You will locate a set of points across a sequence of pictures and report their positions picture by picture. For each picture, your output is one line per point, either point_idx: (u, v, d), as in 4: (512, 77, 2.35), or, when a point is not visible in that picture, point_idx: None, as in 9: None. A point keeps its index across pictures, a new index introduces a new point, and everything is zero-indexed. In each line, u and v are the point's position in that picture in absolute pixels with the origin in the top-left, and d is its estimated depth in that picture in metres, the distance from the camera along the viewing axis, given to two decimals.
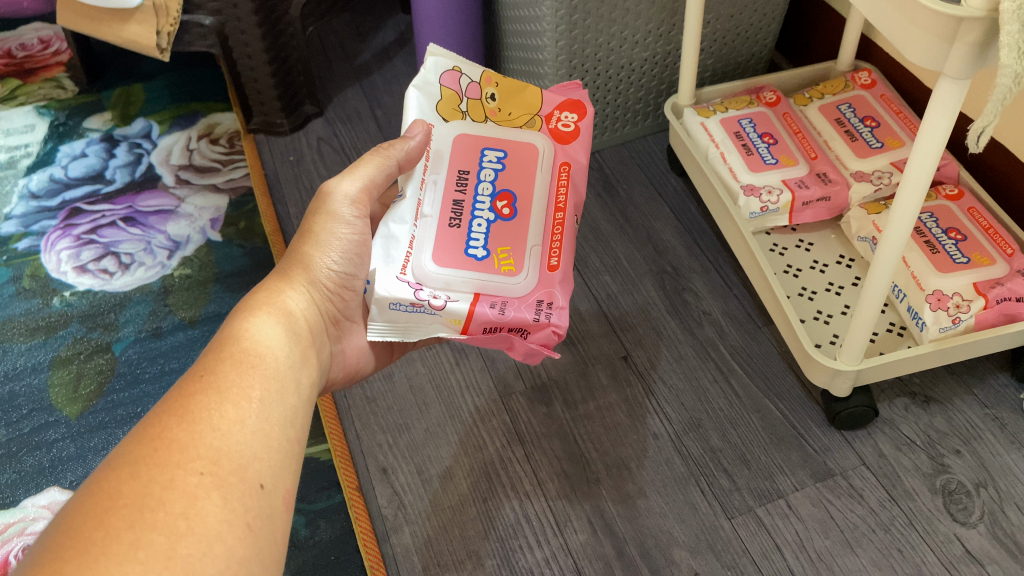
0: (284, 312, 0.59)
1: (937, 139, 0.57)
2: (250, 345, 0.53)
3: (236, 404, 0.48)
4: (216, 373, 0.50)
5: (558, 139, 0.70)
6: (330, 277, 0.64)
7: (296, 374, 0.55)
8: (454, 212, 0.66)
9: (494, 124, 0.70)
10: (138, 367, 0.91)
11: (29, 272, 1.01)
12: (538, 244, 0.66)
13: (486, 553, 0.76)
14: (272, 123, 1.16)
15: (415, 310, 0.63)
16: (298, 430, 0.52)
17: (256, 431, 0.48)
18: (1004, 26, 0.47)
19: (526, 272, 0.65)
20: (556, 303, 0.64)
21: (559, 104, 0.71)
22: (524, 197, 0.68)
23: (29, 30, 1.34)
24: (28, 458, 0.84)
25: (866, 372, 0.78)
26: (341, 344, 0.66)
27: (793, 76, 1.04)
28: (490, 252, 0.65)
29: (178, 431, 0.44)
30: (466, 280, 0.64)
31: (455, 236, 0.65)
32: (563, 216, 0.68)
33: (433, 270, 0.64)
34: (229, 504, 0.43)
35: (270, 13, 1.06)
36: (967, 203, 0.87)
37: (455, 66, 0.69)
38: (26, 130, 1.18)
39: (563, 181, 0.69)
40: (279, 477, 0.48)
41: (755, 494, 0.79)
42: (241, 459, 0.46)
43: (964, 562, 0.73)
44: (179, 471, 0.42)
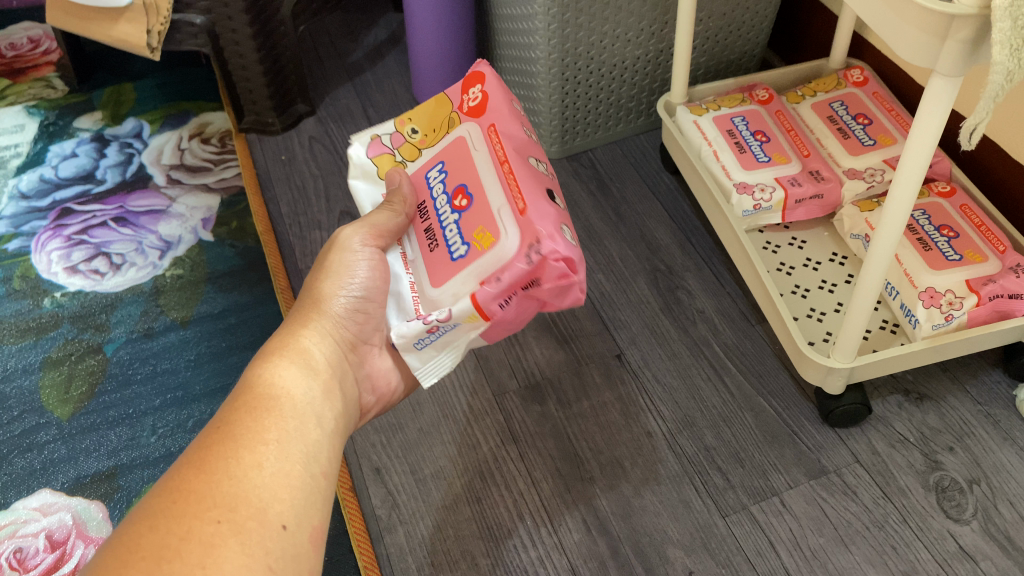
0: (301, 354, 0.59)
1: (928, 138, 0.57)
2: (266, 390, 0.54)
3: (253, 448, 0.49)
4: (232, 423, 0.50)
5: (475, 114, 0.65)
6: (344, 306, 0.63)
7: (317, 411, 0.55)
8: (428, 238, 0.64)
9: (428, 149, 0.67)
10: (130, 368, 0.90)
11: (20, 272, 1.00)
12: (501, 201, 0.59)
13: (480, 552, 0.76)
14: (264, 122, 1.16)
15: (433, 333, 0.60)
16: (322, 466, 0.52)
17: (275, 472, 0.49)
18: (996, 23, 0.46)
19: (503, 232, 0.58)
20: (543, 235, 0.55)
21: (461, 88, 0.67)
22: (473, 180, 0.62)
23: (18, 29, 1.33)
24: (19, 459, 0.84)
25: (860, 370, 0.78)
26: (366, 369, 0.66)
27: (785, 74, 1.04)
28: (469, 242, 0.60)
29: (197, 482, 0.45)
30: (465, 282, 0.59)
31: (439, 253, 0.62)
32: (509, 161, 0.60)
33: (435, 293, 0.60)
34: (248, 548, 0.43)
35: (261, 11, 1.05)
36: (959, 200, 0.87)
37: (371, 137, 0.69)
38: (16, 130, 1.18)
39: (495, 139, 0.62)
40: (303, 517, 0.48)
41: (749, 492, 0.79)
42: (260, 502, 0.46)
43: (958, 558, 0.74)
44: (196, 521, 0.43)
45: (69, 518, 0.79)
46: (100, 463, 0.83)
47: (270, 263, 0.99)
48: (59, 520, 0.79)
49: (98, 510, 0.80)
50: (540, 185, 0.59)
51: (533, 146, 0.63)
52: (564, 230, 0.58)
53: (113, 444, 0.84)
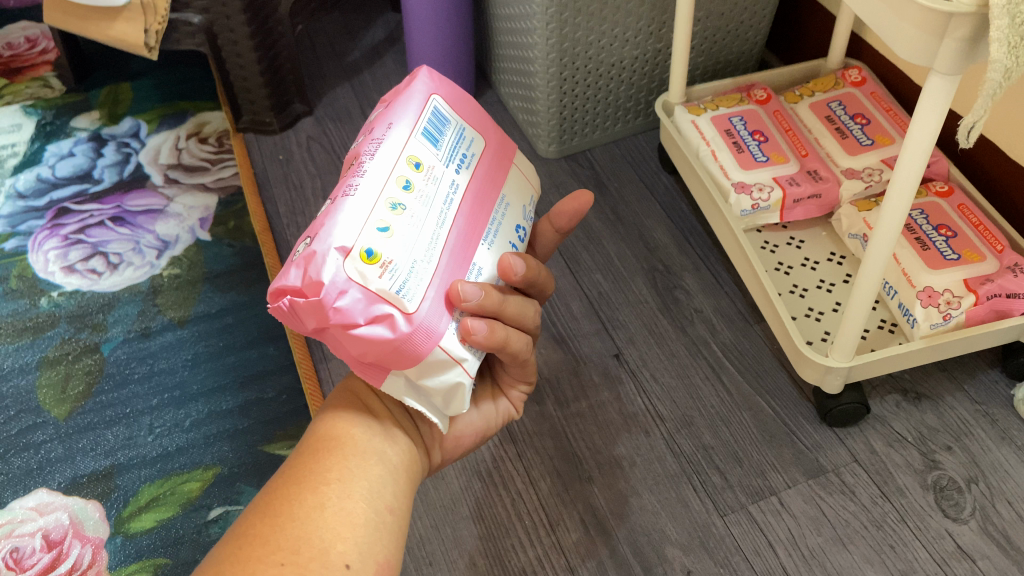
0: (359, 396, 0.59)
1: (926, 136, 0.57)
2: (329, 432, 0.56)
3: (314, 489, 0.51)
4: (296, 466, 0.53)
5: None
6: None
7: (381, 447, 0.56)
8: None
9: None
10: (128, 368, 0.90)
11: (16, 272, 1.00)
12: None
13: (477, 552, 0.76)
14: (261, 122, 1.15)
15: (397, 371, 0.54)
16: (386, 501, 0.53)
17: (337, 511, 0.50)
18: (994, 20, 0.47)
19: None
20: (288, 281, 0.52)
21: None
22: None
23: (16, 28, 1.33)
24: (16, 459, 0.83)
25: (858, 369, 0.78)
26: None
27: (783, 74, 1.04)
28: None
29: (261, 526, 0.48)
30: None
31: None
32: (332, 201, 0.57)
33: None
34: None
35: (259, 10, 1.05)
36: (956, 200, 0.87)
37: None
38: (13, 129, 1.17)
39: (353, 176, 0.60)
40: (367, 554, 0.49)
41: (747, 492, 0.79)
42: (322, 543, 0.48)
43: (956, 557, 0.74)
44: (260, 564, 0.46)
45: (66, 518, 0.79)
46: (97, 463, 0.83)
47: (268, 262, 0.99)
48: (56, 520, 0.79)
49: (95, 510, 0.79)
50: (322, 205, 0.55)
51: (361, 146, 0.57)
52: (304, 244, 0.51)
53: (111, 444, 0.84)
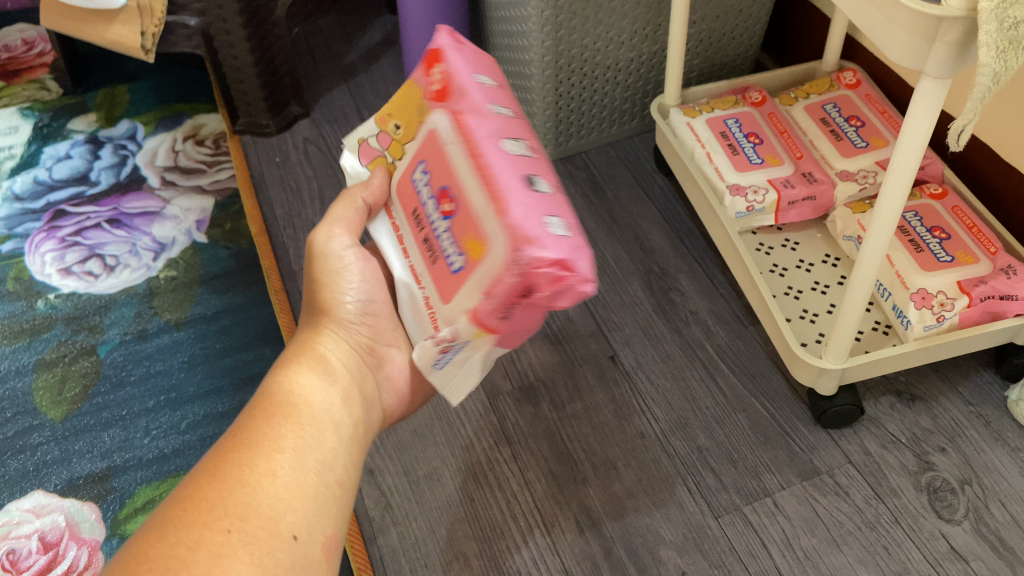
0: (317, 360, 0.59)
1: (919, 139, 0.58)
2: (285, 398, 0.55)
3: (267, 456, 0.50)
4: (248, 430, 0.52)
5: (441, 100, 0.52)
6: (353, 310, 0.62)
7: (334, 419, 0.56)
8: (428, 249, 0.54)
9: (409, 143, 0.56)
10: (124, 370, 0.90)
11: (13, 274, 1.00)
12: (479, 202, 0.48)
13: (473, 553, 0.76)
14: (258, 124, 1.16)
15: (454, 352, 0.52)
16: (338, 474, 0.53)
17: (289, 481, 0.50)
18: (983, 25, 0.47)
19: (489, 234, 0.47)
20: (529, 237, 0.45)
21: (424, 70, 0.55)
22: (453, 180, 0.51)
23: (13, 31, 1.33)
24: (12, 461, 0.84)
25: (851, 371, 0.78)
26: (386, 373, 0.65)
27: (778, 76, 1.04)
28: (461, 253, 0.50)
29: (208, 490, 0.47)
30: (467, 292, 0.50)
31: (440, 269, 0.52)
32: (477, 150, 0.49)
33: (446, 310, 0.52)
34: (257, 559, 0.45)
35: (255, 13, 1.06)
36: (950, 202, 0.87)
37: (359, 142, 0.60)
38: (10, 131, 1.18)
39: (467, 120, 0.50)
40: (316, 526, 0.49)
41: (742, 493, 0.79)
42: (271, 513, 0.47)
43: (949, 558, 0.74)
44: (206, 530, 0.45)
45: (62, 520, 0.79)
46: (93, 465, 0.83)
47: (264, 264, 0.99)
48: (52, 522, 0.79)
49: (91, 512, 0.79)
50: (523, 170, 0.48)
51: (517, 124, 0.52)
52: (553, 220, 0.47)
53: (106, 446, 0.84)
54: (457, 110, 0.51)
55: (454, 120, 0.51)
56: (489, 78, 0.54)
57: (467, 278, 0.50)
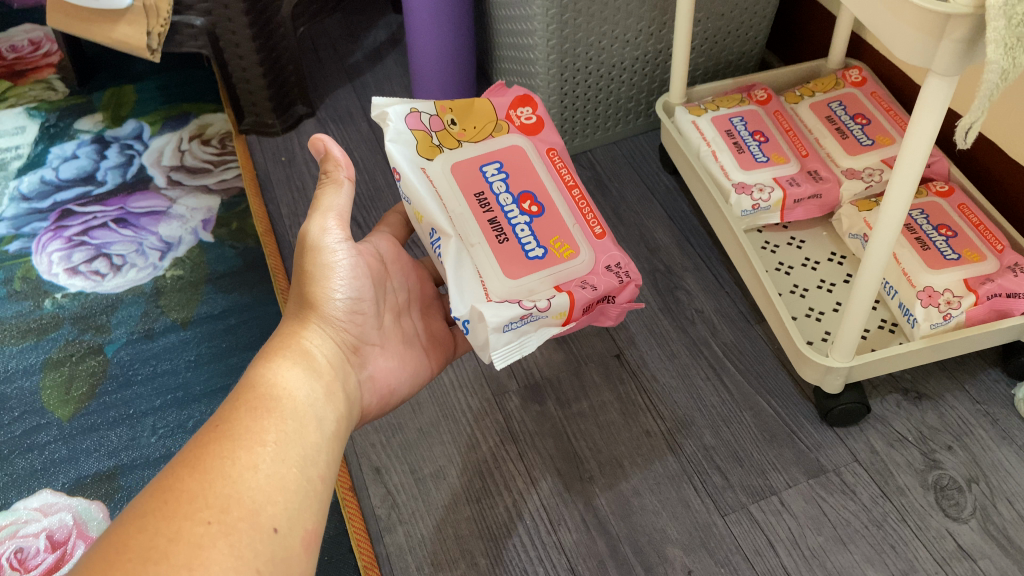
0: (301, 354, 0.61)
1: (926, 136, 0.57)
2: (269, 391, 0.56)
3: (250, 449, 0.51)
4: (231, 422, 0.53)
5: (530, 132, 0.75)
6: (341, 309, 0.66)
7: (317, 415, 0.58)
8: (495, 230, 0.70)
9: (472, 143, 0.74)
10: (130, 369, 0.91)
11: (20, 273, 1.00)
12: (576, 222, 0.71)
13: (479, 551, 0.76)
14: (263, 123, 1.16)
15: (525, 321, 0.65)
16: (319, 469, 0.55)
17: (270, 474, 0.51)
18: (991, 21, 0.47)
19: (582, 249, 0.70)
20: (622, 262, 0.70)
21: (510, 104, 0.77)
22: (541, 191, 0.72)
23: (19, 31, 1.33)
24: (20, 460, 0.84)
25: (858, 369, 0.78)
26: (368, 370, 0.68)
27: (784, 75, 1.04)
28: (546, 247, 0.70)
29: (189, 482, 0.47)
30: (544, 279, 0.68)
31: (510, 248, 0.69)
32: (578, 190, 0.73)
33: (512, 284, 0.67)
34: (237, 550, 0.46)
35: (261, 12, 1.06)
36: (957, 199, 0.87)
37: (412, 109, 0.73)
38: (17, 131, 1.18)
39: (560, 163, 0.75)
40: (296, 519, 0.50)
41: (748, 491, 0.79)
42: (252, 504, 0.48)
43: (956, 557, 0.74)
44: (186, 521, 0.45)
45: (70, 518, 0.79)
46: (101, 464, 0.83)
47: (270, 264, 1.00)
48: (60, 521, 0.79)
49: (99, 510, 0.80)
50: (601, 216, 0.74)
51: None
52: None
53: (114, 445, 0.85)
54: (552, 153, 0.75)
55: (548, 157, 0.75)
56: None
57: (548, 269, 0.69)
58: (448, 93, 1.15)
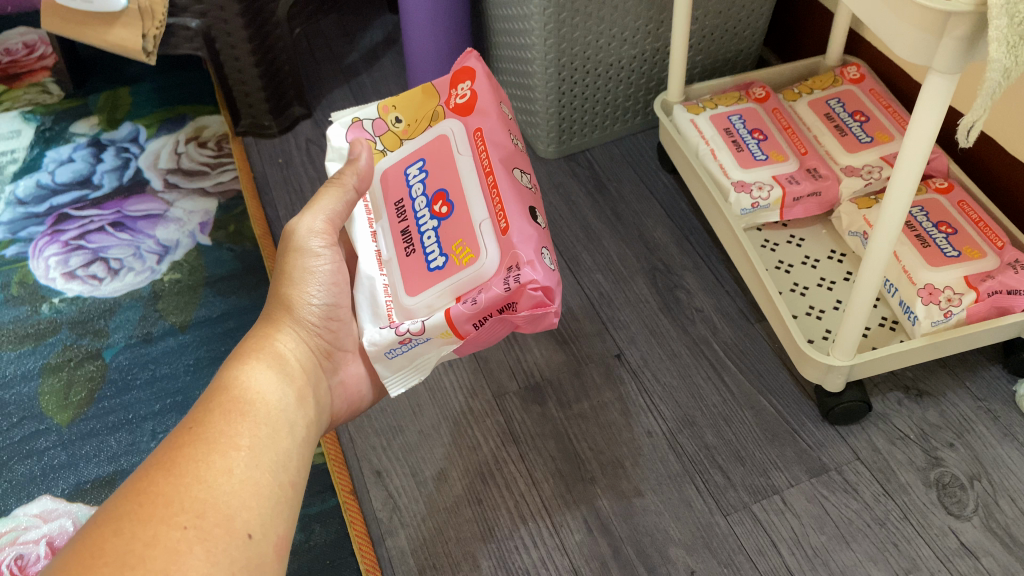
0: (274, 356, 0.61)
1: (927, 133, 0.57)
2: (241, 394, 0.56)
3: (224, 453, 0.51)
4: (204, 425, 0.52)
5: (462, 114, 0.68)
6: (316, 313, 0.66)
7: (289, 420, 0.57)
8: (405, 242, 0.67)
9: (410, 139, 0.71)
10: (129, 374, 0.90)
11: (18, 279, 1.00)
12: (484, 219, 0.63)
13: (481, 554, 0.76)
14: (260, 125, 1.15)
15: (408, 345, 0.63)
16: (290, 475, 0.54)
17: (243, 479, 0.50)
18: (992, 20, 0.47)
19: (484, 250, 0.62)
20: (521, 263, 0.59)
21: (451, 83, 0.70)
22: (455, 187, 0.66)
23: (13, 34, 1.33)
24: (19, 466, 0.84)
25: (860, 367, 0.78)
26: (338, 376, 0.68)
27: (782, 72, 1.03)
28: (448, 254, 0.64)
29: (164, 485, 0.47)
30: (442, 293, 0.63)
31: (415, 261, 0.66)
32: (494, 177, 0.64)
33: (409, 302, 0.65)
34: (212, 557, 0.45)
35: (257, 13, 1.05)
36: (957, 196, 0.87)
37: (353, 119, 0.72)
38: (12, 135, 1.17)
39: (483, 146, 0.66)
40: (269, 526, 0.50)
41: (750, 491, 0.79)
42: (227, 510, 0.48)
43: (959, 555, 0.74)
44: (162, 526, 0.45)
45: (70, 524, 0.79)
46: (101, 469, 0.83)
47: (268, 266, 0.99)
48: (60, 527, 0.79)
49: None
50: (525, 202, 0.64)
51: (520, 157, 0.67)
52: (545, 253, 0.62)
53: (114, 450, 0.84)
54: (482, 134, 0.67)
55: (474, 140, 0.67)
56: (506, 109, 0.70)
57: (449, 278, 0.63)
58: None
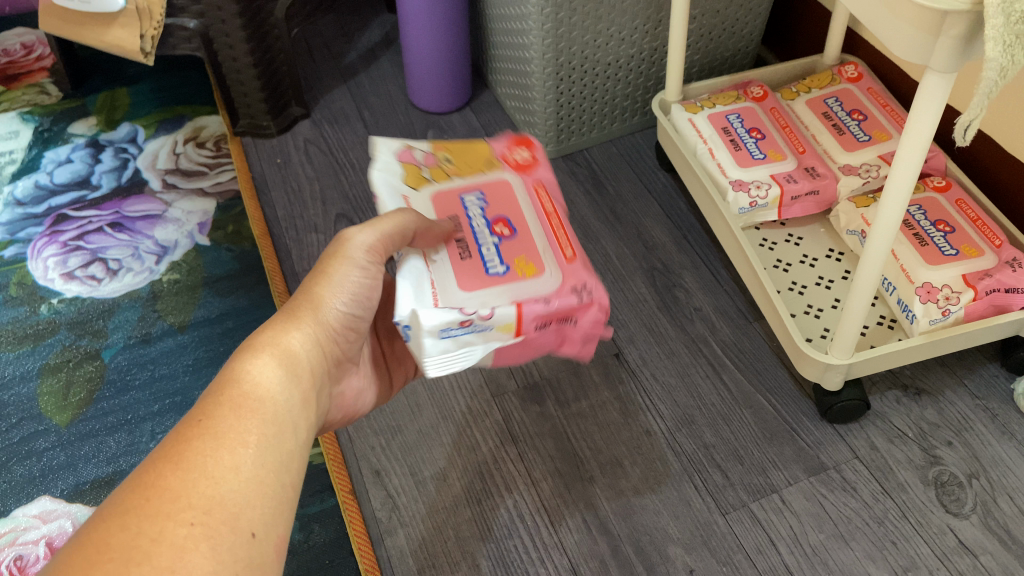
0: (289, 354, 0.56)
1: (924, 132, 0.57)
2: (251, 387, 0.52)
3: (233, 450, 0.48)
4: (214, 418, 0.49)
5: (523, 170, 0.69)
6: (341, 319, 0.60)
7: (298, 418, 0.53)
8: (460, 248, 0.63)
9: (462, 176, 0.69)
10: (128, 374, 0.90)
11: (16, 279, 1.00)
12: (549, 246, 0.63)
13: (480, 553, 0.76)
14: (258, 125, 1.15)
15: (467, 330, 0.58)
16: (295, 474, 0.51)
17: (251, 477, 0.47)
18: (989, 19, 0.47)
19: (548, 271, 0.62)
20: (590, 286, 0.61)
21: (506, 145, 0.71)
22: (517, 216, 0.65)
23: (11, 35, 1.33)
24: (18, 467, 0.84)
25: (858, 365, 0.78)
26: (340, 384, 0.64)
27: (780, 71, 1.03)
28: (509, 265, 0.62)
29: (171, 479, 0.44)
30: (499, 294, 0.60)
31: (471, 265, 0.62)
32: (558, 218, 0.65)
33: (462, 296, 0.60)
34: (217, 556, 0.43)
35: (255, 14, 1.05)
36: (954, 194, 0.87)
37: (404, 146, 0.69)
38: (10, 136, 1.17)
39: (547, 198, 0.67)
40: (273, 524, 0.48)
41: (749, 489, 0.79)
42: (233, 508, 0.45)
43: (957, 553, 0.74)
44: (168, 521, 0.42)
45: (69, 525, 0.79)
46: (100, 470, 0.83)
47: (267, 266, 0.99)
48: (60, 528, 0.79)
49: None
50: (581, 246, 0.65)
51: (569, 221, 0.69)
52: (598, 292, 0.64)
53: (113, 450, 0.84)
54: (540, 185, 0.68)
55: (531, 189, 0.68)
56: None
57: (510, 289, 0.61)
58: (444, 92, 1.14)
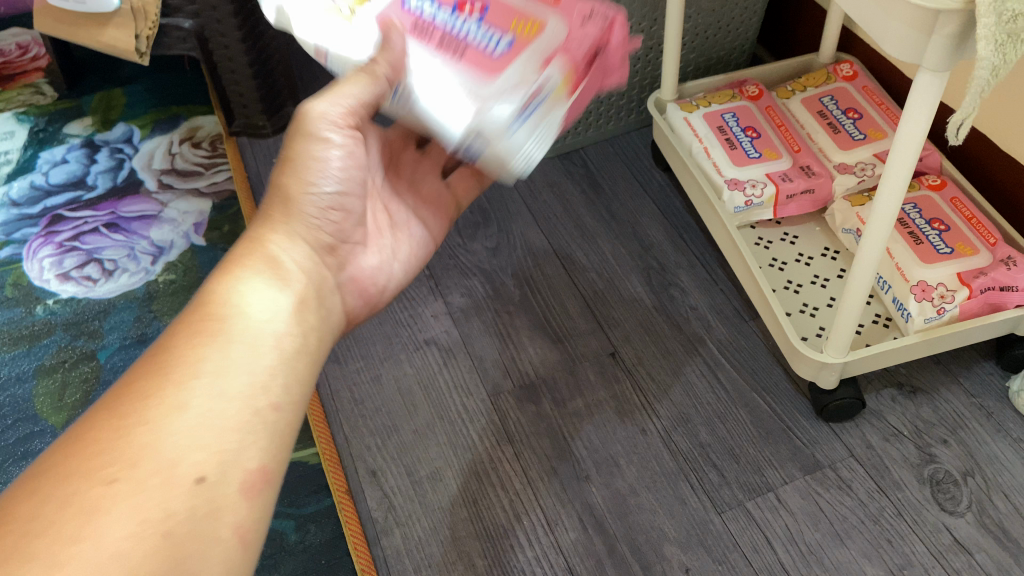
0: (267, 262, 0.53)
1: (917, 130, 0.57)
2: (219, 311, 0.48)
3: (179, 384, 0.44)
4: (163, 353, 0.45)
5: None
6: (324, 201, 0.56)
7: (275, 337, 0.49)
8: (447, 41, 0.54)
9: None
10: (124, 375, 0.90)
11: (12, 280, 1.00)
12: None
13: (476, 552, 0.76)
14: (254, 125, 1.15)
15: (524, 96, 0.53)
16: (273, 395, 0.47)
17: (200, 413, 0.43)
18: (981, 18, 0.47)
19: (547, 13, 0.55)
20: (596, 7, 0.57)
21: None
22: None
23: (7, 35, 1.33)
24: (14, 468, 0.84)
25: (853, 364, 0.78)
26: (350, 271, 0.59)
27: (775, 70, 1.03)
28: (508, 32, 0.54)
29: (103, 437, 0.41)
30: (529, 56, 0.54)
31: (473, 51, 0.53)
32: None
33: (493, 83, 0.53)
34: (143, 511, 0.39)
35: (250, 14, 1.05)
36: (949, 193, 0.87)
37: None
38: (6, 137, 1.17)
39: None
40: (231, 463, 0.43)
41: (745, 488, 0.79)
42: (171, 452, 0.41)
43: (952, 551, 0.74)
44: (84, 480, 0.39)
45: None
46: None
47: None
48: None
49: None
50: None
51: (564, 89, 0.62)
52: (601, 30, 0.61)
53: None
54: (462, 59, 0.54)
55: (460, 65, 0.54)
56: None
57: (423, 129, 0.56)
58: None
